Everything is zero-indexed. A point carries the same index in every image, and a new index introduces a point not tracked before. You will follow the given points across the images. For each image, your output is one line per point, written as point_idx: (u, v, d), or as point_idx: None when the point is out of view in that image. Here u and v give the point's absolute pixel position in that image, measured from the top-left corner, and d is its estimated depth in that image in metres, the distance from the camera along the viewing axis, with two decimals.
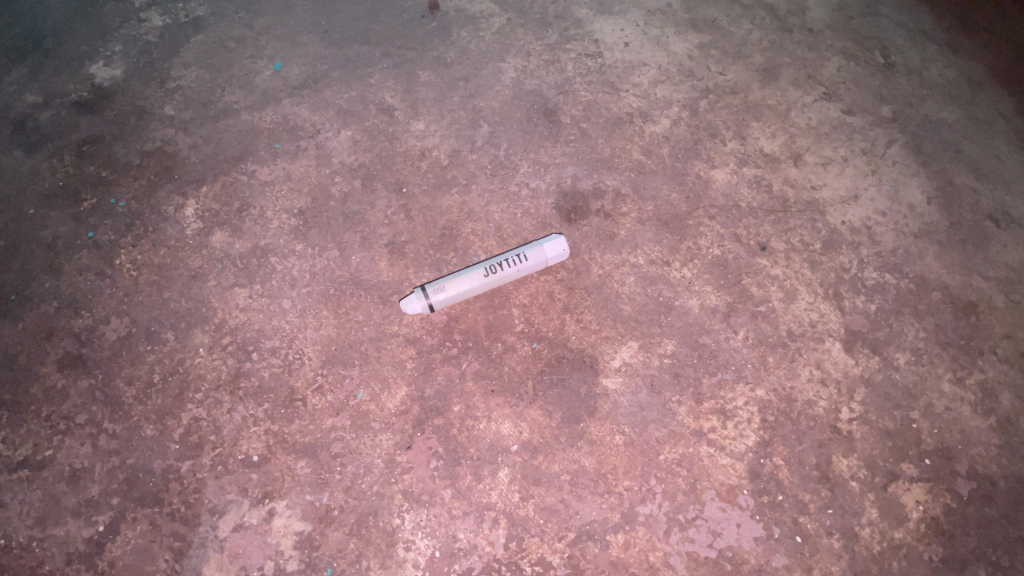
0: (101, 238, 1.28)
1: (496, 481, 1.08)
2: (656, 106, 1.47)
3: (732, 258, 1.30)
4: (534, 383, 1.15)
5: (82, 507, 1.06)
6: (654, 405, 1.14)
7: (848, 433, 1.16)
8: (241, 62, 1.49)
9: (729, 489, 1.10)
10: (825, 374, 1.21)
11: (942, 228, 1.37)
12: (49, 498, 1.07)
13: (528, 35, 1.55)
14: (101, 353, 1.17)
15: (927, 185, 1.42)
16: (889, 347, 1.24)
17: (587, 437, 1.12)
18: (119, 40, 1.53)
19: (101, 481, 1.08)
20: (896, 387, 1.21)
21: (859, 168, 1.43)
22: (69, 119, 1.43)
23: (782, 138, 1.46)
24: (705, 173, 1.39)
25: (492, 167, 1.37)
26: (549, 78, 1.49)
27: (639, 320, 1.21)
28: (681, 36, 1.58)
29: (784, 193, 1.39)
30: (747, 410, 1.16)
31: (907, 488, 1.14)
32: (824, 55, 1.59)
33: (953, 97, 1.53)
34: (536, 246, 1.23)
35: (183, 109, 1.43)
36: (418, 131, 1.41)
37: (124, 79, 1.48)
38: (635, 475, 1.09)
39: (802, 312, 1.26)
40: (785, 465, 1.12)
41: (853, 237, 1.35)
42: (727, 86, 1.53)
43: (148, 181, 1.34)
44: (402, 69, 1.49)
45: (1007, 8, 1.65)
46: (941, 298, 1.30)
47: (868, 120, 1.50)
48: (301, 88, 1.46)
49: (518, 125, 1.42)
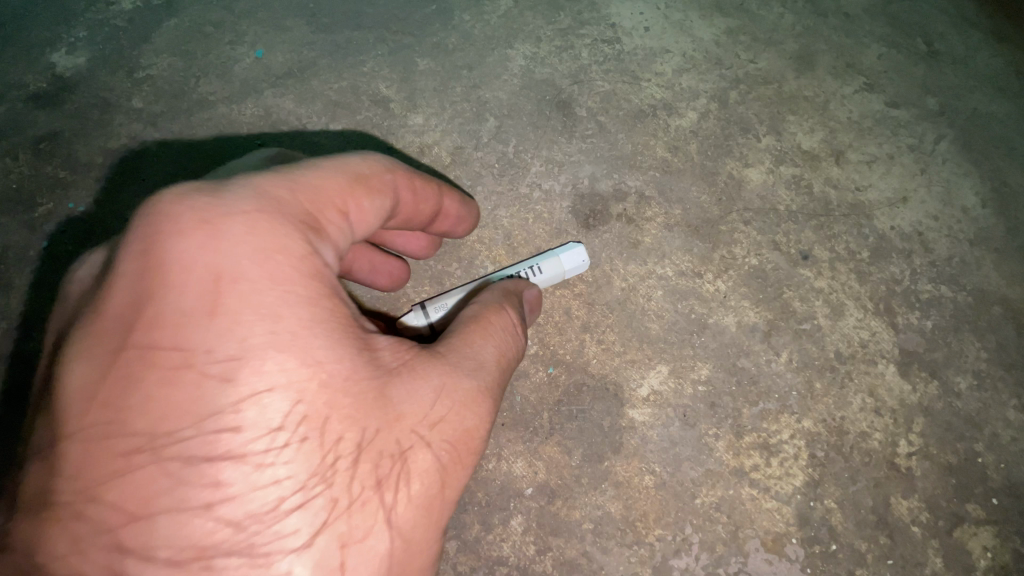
0: (58, 249, 1.16)
1: (509, 532, 0.98)
2: (681, 98, 1.32)
3: (772, 268, 1.15)
4: (551, 416, 1.02)
5: (101, 575, 0.54)
6: (688, 440, 1.01)
7: (908, 470, 1.02)
8: (219, 49, 1.34)
9: (776, 537, 0.98)
10: (880, 402, 1.06)
11: (1001, 235, 1.23)
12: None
13: (538, 19, 1.39)
14: (124, 233, 0.62)
15: (981, 186, 1.28)
16: (949, 370, 1.10)
17: (612, 479, 0.99)
18: (83, 24, 1.37)
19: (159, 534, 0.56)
20: (958, 416, 1.07)
21: (906, 167, 1.29)
22: (26, 114, 1.28)
23: (821, 133, 1.32)
24: (738, 173, 1.24)
25: (501, 166, 1.23)
26: (562, 67, 1.34)
27: (669, 341, 1.07)
28: (708, 20, 1.43)
29: (827, 195, 1.24)
30: (793, 445, 1.02)
31: (973, 532, 1.00)
32: (863, 41, 1.43)
33: (1005, 88, 1.38)
34: (552, 257, 1.08)
35: (153, 101, 1.29)
36: (417, 125, 1.27)
37: (88, 67, 1.33)
38: (667, 522, 0.97)
39: (851, 330, 1.11)
40: (838, 509, 0.99)
41: (904, 245, 1.21)
42: (759, 76, 1.38)
43: (113, 185, 1.21)
44: (398, 56, 1.34)
45: None
46: (1002, 313, 1.16)
47: (914, 113, 1.35)
48: (286, 78, 1.31)
49: (529, 118, 1.28)
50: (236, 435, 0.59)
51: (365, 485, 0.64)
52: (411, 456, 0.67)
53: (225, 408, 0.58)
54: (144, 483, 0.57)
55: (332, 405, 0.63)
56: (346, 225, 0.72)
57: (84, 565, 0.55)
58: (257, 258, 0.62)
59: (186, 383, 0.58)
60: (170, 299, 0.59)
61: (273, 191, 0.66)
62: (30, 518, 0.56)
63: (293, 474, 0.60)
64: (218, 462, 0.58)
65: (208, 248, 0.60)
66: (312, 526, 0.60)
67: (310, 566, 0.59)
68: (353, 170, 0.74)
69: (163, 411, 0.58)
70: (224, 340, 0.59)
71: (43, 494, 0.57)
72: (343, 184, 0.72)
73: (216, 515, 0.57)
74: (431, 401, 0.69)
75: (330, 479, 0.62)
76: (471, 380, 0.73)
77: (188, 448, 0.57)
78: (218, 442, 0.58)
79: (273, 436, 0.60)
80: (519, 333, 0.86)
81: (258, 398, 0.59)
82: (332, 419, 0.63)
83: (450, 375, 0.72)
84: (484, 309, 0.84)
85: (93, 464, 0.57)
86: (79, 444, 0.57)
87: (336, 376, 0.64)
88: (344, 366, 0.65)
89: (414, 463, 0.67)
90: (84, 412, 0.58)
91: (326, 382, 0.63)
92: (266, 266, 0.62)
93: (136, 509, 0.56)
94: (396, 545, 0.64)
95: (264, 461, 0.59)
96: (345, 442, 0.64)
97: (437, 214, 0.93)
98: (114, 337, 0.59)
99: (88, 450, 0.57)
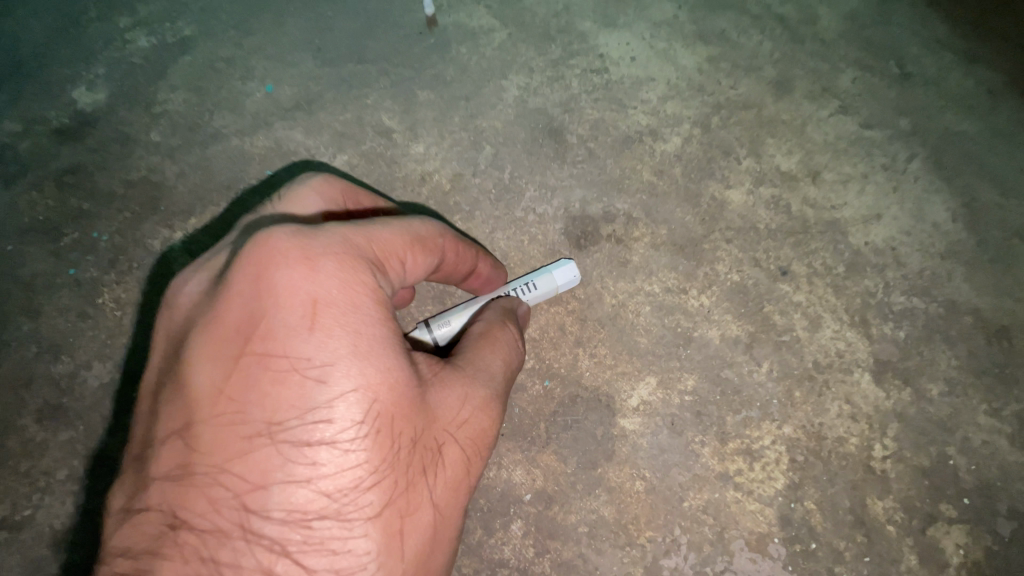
0: (83, 276, 1.23)
1: (509, 535, 1.05)
2: (666, 124, 1.41)
3: (752, 283, 1.23)
4: (547, 426, 1.09)
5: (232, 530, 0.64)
6: (676, 447, 1.08)
7: (883, 472, 1.09)
8: (231, 84, 1.43)
9: (759, 537, 1.04)
10: (856, 409, 1.13)
11: (971, 248, 1.31)
12: (64, 553, 1.08)
13: (531, 50, 1.48)
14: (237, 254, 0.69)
15: (951, 203, 1.36)
16: (922, 378, 1.17)
17: (605, 484, 1.06)
18: (102, 62, 1.46)
19: (270, 502, 0.64)
20: (930, 421, 1.14)
21: (879, 186, 1.37)
22: (49, 147, 1.37)
23: (799, 155, 1.40)
24: (720, 194, 1.32)
25: (497, 192, 1.31)
26: (553, 96, 1.43)
27: (657, 354, 1.14)
28: (690, 49, 1.51)
29: (804, 213, 1.32)
30: (774, 450, 1.09)
31: (947, 531, 1.07)
32: (838, 66, 1.52)
33: (975, 107, 1.46)
34: (546, 273, 1.14)
35: (169, 135, 1.37)
36: (418, 154, 1.35)
37: (108, 103, 1.41)
38: (658, 525, 1.04)
39: (828, 341, 1.19)
40: (818, 510, 1.06)
41: (878, 259, 1.28)
42: (739, 101, 1.46)
43: (133, 214, 1.29)
44: (400, 88, 1.43)
45: None
46: (972, 323, 1.23)
47: (886, 134, 1.44)
48: (294, 111, 1.40)
49: (523, 146, 1.36)
50: (328, 426, 0.65)
51: (418, 471, 0.71)
52: (446, 449, 0.74)
53: (319, 404, 0.65)
54: (258, 460, 0.65)
55: (400, 404, 0.69)
56: (402, 274, 0.81)
57: (213, 526, 0.64)
58: (344, 282, 0.70)
59: (290, 381, 0.66)
60: (276, 312, 0.67)
61: (354, 233, 0.74)
62: (171, 484, 0.66)
63: (367, 460, 0.67)
64: (315, 447, 0.65)
65: (306, 273, 0.68)
66: (383, 503, 0.68)
67: (378, 536, 0.67)
68: (414, 230, 0.83)
69: (272, 405, 0.65)
70: (322, 348, 0.67)
71: (181, 466, 0.66)
72: (404, 238, 0.81)
73: (312, 489, 0.65)
74: (460, 403, 0.76)
75: (394, 465, 0.69)
76: (488, 388, 0.81)
77: (291, 434, 0.65)
78: (314, 431, 0.65)
79: (356, 428, 0.66)
80: (521, 344, 0.94)
81: (346, 396, 0.66)
82: (398, 416, 0.69)
83: (471, 384, 0.79)
84: (489, 326, 0.92)
85: (218, 444, 0.66)
86: (209, 426, 0.66)
87: (403, 380, 0.70)
88: (409, 372, 0.71)
89: (450, 454, 0.74)
90: (209, 401, 0.67)
91: (396, 384, 0.69)
92: (351, 290, 0.70)
93: (251, 481, 0.65)
94: (438, 522, 0.72)
95: (349, 447, 0.66)
96: (407, 435, 0.70)
97: (469, 274, 1.02)
98: (233, 341, 0.67)
99: (214, 432, 0.66)
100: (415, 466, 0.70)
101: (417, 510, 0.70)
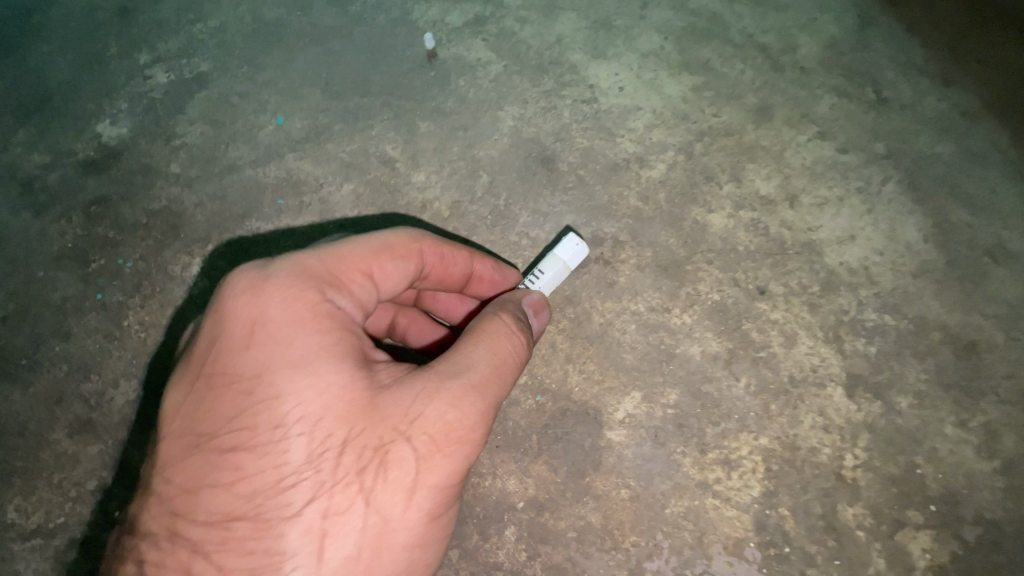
0: (110, 299, 1.33)
1: (503, 540, 1.13)
2: (651, 151, 1.50)
3: (732, 302, 1.31)
4: (539, 438, 1.18)
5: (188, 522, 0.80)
6: (659, 457, 1.16)
7: (853, 481, 1.17)
8: (245, 117, 1.53)
9: (736, 542, 1.12)
10: (829, 421, 1.21)
11: (941, 267, 1.39)
12: (94, 557, 1.17)
13: (525, 82, 1.57)
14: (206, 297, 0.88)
15: (923, 224, 1.44)
16: (892, 391, 1.25)
17: (593, 492, 1.14)
18: (125, 97, 1.57)
19: (220, 492, 0.80)
20: (899, 432, 1.22)
21: (854, 209, 1.46)
22: (77, 178, 1.47)
23: (777, 179, 1.49)
24: (702, 218, 1.41)
25: (493, 218, 1.41)
26: (546, 125, 1.52)
27: (641, 369, 1.23)
28: (675, 78, 1.60)
29: (782, 235, 1.41)
30: (751, 459, 1.17)
31: (914, 536, 1.14)
32: (816, 93, 1.60)
33: (947, 132, 1.54)
34: (549, 258, 1.22)
35: (188, 166, 1.47)
36: (419, 182, 1.45)
37: (130, 136, 1.52)
38: (641, 530, 1.12)
39: (803, 356, 1.27)
40: (791, 516, 1.14)
41: (852, 278, 1.36)
42: (721, 128, 1.55)
43: (155, 241, 1.39)
44: (403, 120, 1.52)
45: (1005, 33, 1.63)
46: (941, 338, 1.31)
47: (862, 158, 1.52)
48: (304, 142, 1.50)
49: (518, 173, 1.46)
50: (264, 429, 0.80)
51: (352, 467, 0.81)
52: (393, 447, 0.82)
53: (254, 413, 0.81)
54: (218, 452, 0.81)
55: (327, 408, 0.81)
56: (364, 287, 0.92)
57: (175, 515, 0.81)
58: (283, 304, 0.84)
59: (232, 395, 0.82)
60: (226, 338, 0.84)
61: (312, 257, 0.88)
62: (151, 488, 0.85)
63: (296, 458, 0.80)
64: (252, 448, 0.80)
65: (250, 303, 0.84)
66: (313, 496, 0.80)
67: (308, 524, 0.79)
68: (377, 244, 0.94)
69: (220, 417, 0.82)
70: (257, 366, 0.82)
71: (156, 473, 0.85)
72: (368, 255, 0.92)
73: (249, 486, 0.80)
74: (407, 403, 0.84)
75: (325, 462, 0.81)
76: (453, 385, 0.86)
77: (233, 439, 0.81)
78: (251, 436, 0.80)
79: (283, 430, 0.80)
80: (517, 332, 0.97)
81: (276, 404, 0.81)
82: (325, 419, 0.81)
83: (433, 382, 0.86)
84: (481, 318, 0.97)
85: (182, 452, 0.83)
86: (175, 439, 0.84)
87: (332, 386, 0.82)
88: (341, 379, 0.83)
89: (396, 452, 0.82)
90: (176, 417, 0.85)
91: (324, 390, 0.82)
92: (296, 309, 0.84)
93: (203, 480, 0.81)
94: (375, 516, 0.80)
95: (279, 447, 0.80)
96: (337, 435, 0.81)
97: (468, 278, 1.12)
98: (196, 367, 0.85)
99: (179, 442, 0.84)
100: (351, 463, 0.81)
101: (351, 502, 0.80)
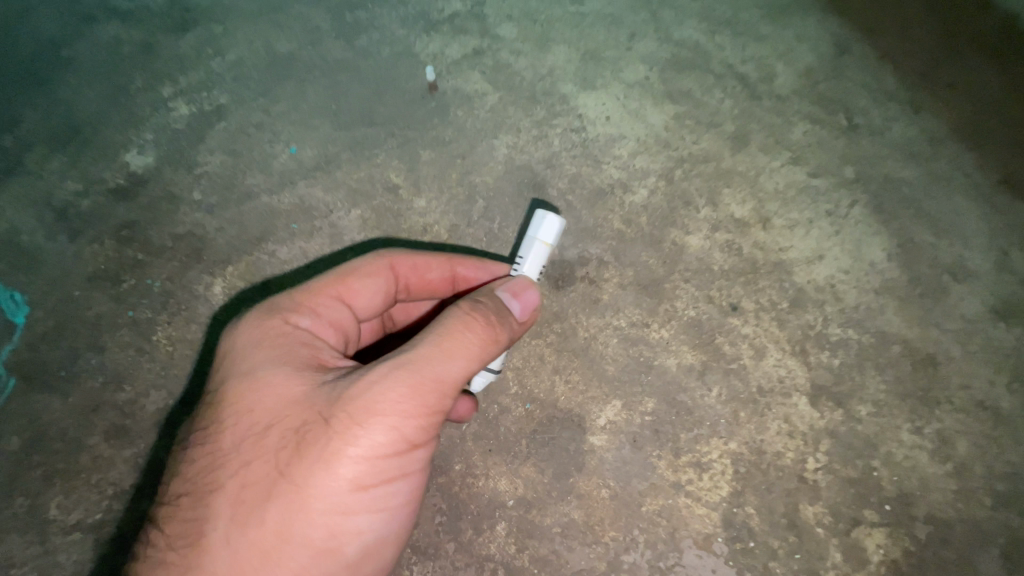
0: (140, 316, 1.47)
1: (495, 535, 1.24)
2: (635, 177, 1.62)
3: (706, 318, 1.43)
4: (528, 442, 1.30)
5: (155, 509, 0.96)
6: (636, 460, 1.28)
7: (814, 482, 1.28)
8: (260, 146, 1.66)
9: (705, 537, 1.24)
10: (793, 427, 1.33)
11: (903, 285, 1.50)
12: (127, 549, 1.30)
13: (518, 112, 1.70)
14: None
15: (888, 244, 1.55)
16: (853, 400, 1.36)
17: (577, 492, 1.26)
18: (150, 128, 1.70)
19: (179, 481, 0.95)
20: (858, 437, 1.33)
21: (823, 230, 1.57)
22: (107, 205, 1.61)
23: (752, 203, 1.60)
24: (680, 240, 1.53)
25: (488, 240, 1.56)
26: (538, 153, 1.65)
27: (622, 380, 1.35)
28: (658, 108, 1.72)
29: (754, 256, 1.53)
30: (721, 463, 1.29)
31: (869, 532, 1.26)
32: (791, 120, 1.70)
33: (913, 157, 1.65)
34: (527, 240, 1.26)
35: (209, 193, 1.61)
36: (421, 208, 1.59)
37: (156, 165, 1.65)
38: (619, 525, 1.24)
39: (770, 368, 1.38)
40: (756, 514, 1.25)
41: (818, 296, 1.48)
42: (700, 155, 1.66)
43: (180, 263, 1.53)
44: (406, 148, 1.66)
45: (969, 63, 1.74)
46: (900, 351, 1.42)
47: (833, 182, 1.63)
48: (315, 170, 1.63)
49: (511, 199, 1.59)
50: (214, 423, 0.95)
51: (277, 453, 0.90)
52: (313, 431, 0.90)
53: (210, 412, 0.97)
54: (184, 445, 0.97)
55: (263, 401, 0.94)
56: (331, 305, 1.09)
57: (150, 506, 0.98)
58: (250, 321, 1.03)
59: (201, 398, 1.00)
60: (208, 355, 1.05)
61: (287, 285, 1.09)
62: None
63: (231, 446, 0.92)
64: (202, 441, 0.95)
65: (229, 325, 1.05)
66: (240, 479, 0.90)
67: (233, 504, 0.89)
68: (343, 268, 1.12)
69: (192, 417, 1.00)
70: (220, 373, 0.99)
71: None
72: (334, 279, 1.11)
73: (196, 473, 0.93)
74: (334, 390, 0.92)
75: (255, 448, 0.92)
76: (375, 368, 0.92)
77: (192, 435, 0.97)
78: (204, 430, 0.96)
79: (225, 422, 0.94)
80: (470, 317, 1.00)
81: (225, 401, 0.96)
82: (259, 410, 0.93)
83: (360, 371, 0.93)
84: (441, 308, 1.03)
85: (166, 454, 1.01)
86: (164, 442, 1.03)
87: (270, 383, 0.95)
88: (278, 376, 0.96)
89: (317, 436, 0.90)
90: None
91: (262, 386, 0.95)
92: (259, 322, 1.02)
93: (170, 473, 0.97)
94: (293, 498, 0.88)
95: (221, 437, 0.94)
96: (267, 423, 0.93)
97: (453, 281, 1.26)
98: None
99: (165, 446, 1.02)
100: (275, 443, 0.91)
101: (271, 478, 0.89)
